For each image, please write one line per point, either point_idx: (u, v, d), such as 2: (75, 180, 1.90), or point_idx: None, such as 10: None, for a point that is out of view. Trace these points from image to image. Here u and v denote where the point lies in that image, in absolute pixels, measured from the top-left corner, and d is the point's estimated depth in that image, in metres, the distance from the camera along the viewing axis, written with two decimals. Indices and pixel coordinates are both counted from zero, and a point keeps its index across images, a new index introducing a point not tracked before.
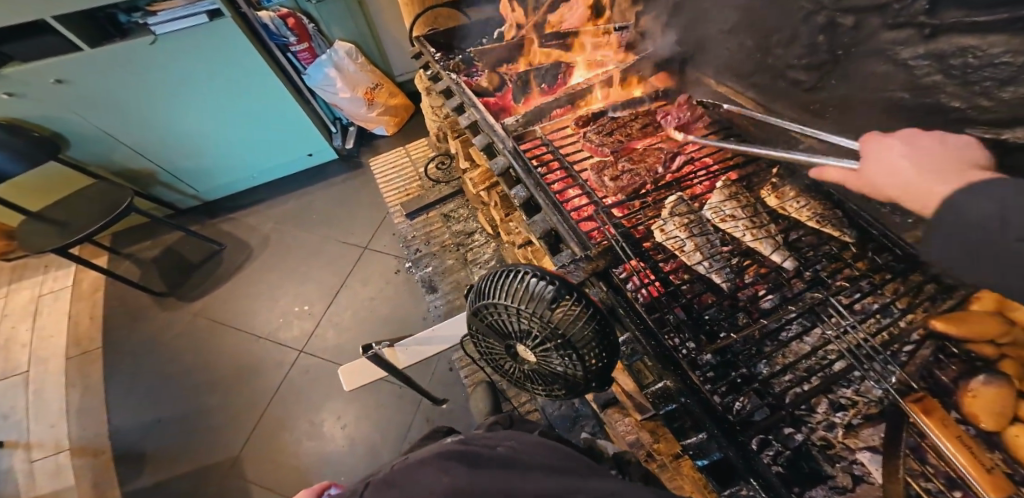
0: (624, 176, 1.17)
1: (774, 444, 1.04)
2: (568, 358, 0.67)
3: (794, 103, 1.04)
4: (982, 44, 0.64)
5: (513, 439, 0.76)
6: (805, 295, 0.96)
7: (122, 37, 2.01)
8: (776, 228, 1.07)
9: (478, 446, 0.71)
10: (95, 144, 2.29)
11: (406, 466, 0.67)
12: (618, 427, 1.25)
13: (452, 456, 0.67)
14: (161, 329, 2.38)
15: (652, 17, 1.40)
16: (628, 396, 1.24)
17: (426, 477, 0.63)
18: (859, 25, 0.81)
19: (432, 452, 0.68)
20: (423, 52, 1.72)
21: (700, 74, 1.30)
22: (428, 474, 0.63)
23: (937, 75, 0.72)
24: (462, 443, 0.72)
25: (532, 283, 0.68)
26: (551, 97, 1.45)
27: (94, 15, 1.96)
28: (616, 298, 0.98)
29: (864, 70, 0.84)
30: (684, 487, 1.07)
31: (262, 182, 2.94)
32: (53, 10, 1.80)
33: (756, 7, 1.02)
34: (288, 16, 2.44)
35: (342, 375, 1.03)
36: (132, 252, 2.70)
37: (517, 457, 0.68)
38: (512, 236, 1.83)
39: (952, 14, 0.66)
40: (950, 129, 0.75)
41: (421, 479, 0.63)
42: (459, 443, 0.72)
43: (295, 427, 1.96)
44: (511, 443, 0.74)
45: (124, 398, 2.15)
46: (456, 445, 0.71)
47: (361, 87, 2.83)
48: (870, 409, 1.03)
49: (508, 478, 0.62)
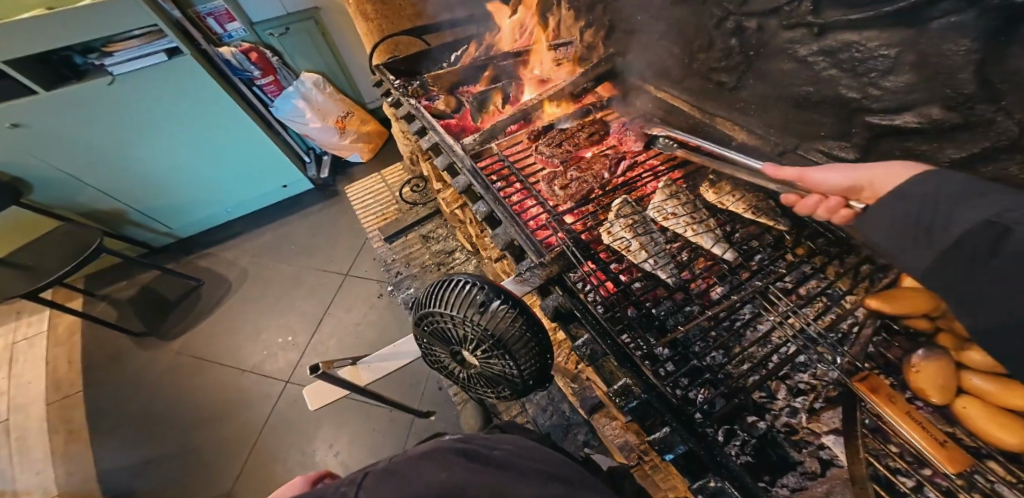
0: (573, 183, 1.23)
1: (739, 433, 1.06)
2: (504, 359, 0.70)
3: (723, 103, 1.11)
4: (861, 39, 0.70)
5: (511, 441, 0.75)
6: (749, 284, 1.00)
7: (79, 78, 2.05)
8: (716, 222, 1.12)
9: (478, 445, 0.71)
10: (61, 187, 2.31)
11: (405, 458, 0.66)
12: (606, 431, 1.23)
13: (451, 452, 0.68)
14: (142, 370, 2.34)
15: (593, 32, 1.48)
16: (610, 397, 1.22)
17: (427, 470, 0.63)
18: (762, 27, 0.88)
19: (431, 447, 0.69)
20: (383, 79, 1.77)
21: (640, 81, 1.37)
22: (429, 471, 0.63)
23: (832, 69, 0.78)
24: (460, 441, 0.71)
25: (467, 289, 0.71)
26: (507, 114, 1.52)
27: (49, 60, 2.01)
28: (571, 301, 1.00)
29: (774, 69, 0.91)
30: (678, 487, 1.06)
31: (237, 216, 2.97)
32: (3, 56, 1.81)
33: (677, 18, 1.10)
34: (251, 51, 2.50)
35: (309, 396, 1.01)
36: (108, 294, 2.68)
37: (513, 461, 0.68)
38: (488, 251, 1.86)
39: (833, 13, 0.72)
40: (853, 118, 0.81)
41: (425, 471, 0.63)
42: (457, 441, 0.73)
43: (288, 458, 1.92)
44: (508, 445, 0.72)
45: (103, 442, 2.10)
46: (453, 443, 0.71)
47: (331, 116, 2.91)
48: (830, 392, 1.05)
49: (502, 479, 0.63)
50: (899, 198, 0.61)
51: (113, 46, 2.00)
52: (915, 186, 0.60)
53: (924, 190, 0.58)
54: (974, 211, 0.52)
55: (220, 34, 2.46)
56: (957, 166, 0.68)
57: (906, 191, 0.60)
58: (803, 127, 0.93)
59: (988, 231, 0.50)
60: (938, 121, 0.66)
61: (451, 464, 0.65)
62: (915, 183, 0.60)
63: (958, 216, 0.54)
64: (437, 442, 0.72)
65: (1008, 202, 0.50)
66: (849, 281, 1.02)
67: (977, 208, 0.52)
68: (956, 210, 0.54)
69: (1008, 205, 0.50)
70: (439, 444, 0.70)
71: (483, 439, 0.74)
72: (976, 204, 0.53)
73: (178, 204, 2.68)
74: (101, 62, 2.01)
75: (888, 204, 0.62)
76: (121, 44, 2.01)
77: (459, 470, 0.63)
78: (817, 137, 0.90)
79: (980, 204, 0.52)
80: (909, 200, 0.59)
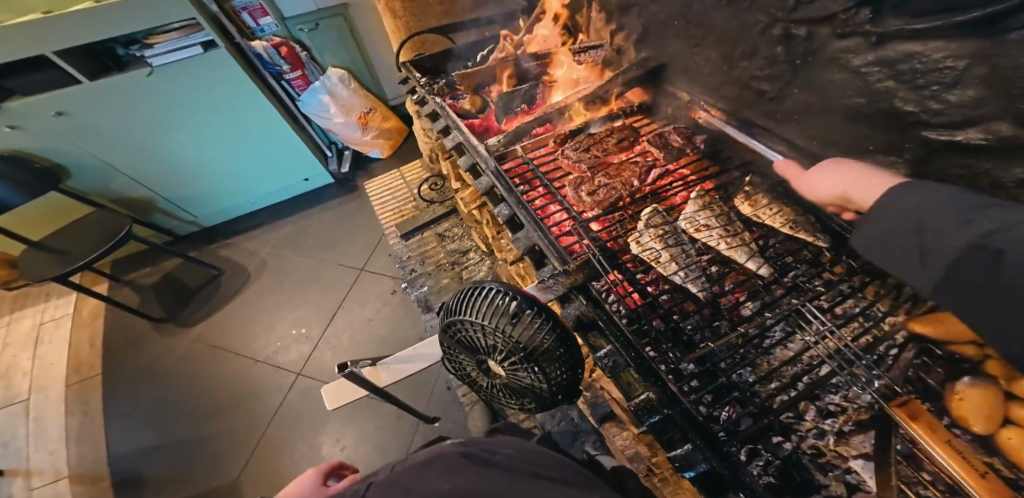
0: (600, 190, 1.21)
1: (763, 454, 1.01)
2: (534, 372, 0.68)
3: (762, 113, 1.07)
4: (925, 49, 0.66)
5: (511, 446, 0.76)
6: (783, 301, 0.96)
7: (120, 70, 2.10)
8: (751, 235, 1.08)
9: (479, 450, 0.72)
10: (95, 174, 2.37)
11: (410, 469, 0.66)
12: (616, 441, 1.20)
13: (456, 456, 0.68)
14: (160, 356, 2.39)
15: (625, 35, 1.45)
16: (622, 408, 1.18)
17: (431, 480, 0.63)
18: (811, 35, 0.84)
19: (431, 453, 0.69)
20: (410, 76, 1.79)
21: (673, 86, 1.33)
22: (432, 475, 0.65)
23: (888, 81, 0.74)
24: (461, 445, 0.72)
25: (497, 298, 0.70)
26: (532, 116, 1.49)
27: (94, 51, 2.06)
28: (596, 311, 0.97)
29: (823, 79, 0.87)
30: None
31: (259, 207, 3.02)
32: (49, 47, 1.86)
33: (716, 24, 1.07)
34: (281, 45, 2.54)
35: (327, 394, 1.02)
36: (131, 279, 2.75)
37: (516, 465, 0.69)
38: (504, 253, 1.83)
39: (895, 21, 0.68)
40: (910, 131, 0.76)
41: (427, 476, 0.64)
42: (457, 444, 0.73)
43: (295, 450, 1.93)
44: (509, 450, 0.74)
45: (119, 425, 2.14)
46: (454, 447, 0.72)
47: (355, 112, 2.93)
48: (861, 415, 1.01)
49: (507, 481, 0.64)
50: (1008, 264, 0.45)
51: (153, 38, 2.04)
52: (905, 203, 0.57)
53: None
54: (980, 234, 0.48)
55: (253, 28, 2.49)
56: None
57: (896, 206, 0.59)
58: (850, 140, 0.89)
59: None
60: (1005, 138, 0.61)
61: (456, 469, 0.65)
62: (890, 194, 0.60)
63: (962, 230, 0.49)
64: (438, 447, 0.72)
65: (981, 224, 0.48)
66: (889, 302, 0.98)
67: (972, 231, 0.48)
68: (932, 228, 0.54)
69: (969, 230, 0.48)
70: (440, 448, 0.70)
71: (485, 443, 0.76)
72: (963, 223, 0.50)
73: (203, 195, 2.74)
74: (142, 54, 2.05)
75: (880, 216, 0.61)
76: (161, 36, 2.05)
77: (466, 477, 0.64)
78: (866, 150, 0.86)
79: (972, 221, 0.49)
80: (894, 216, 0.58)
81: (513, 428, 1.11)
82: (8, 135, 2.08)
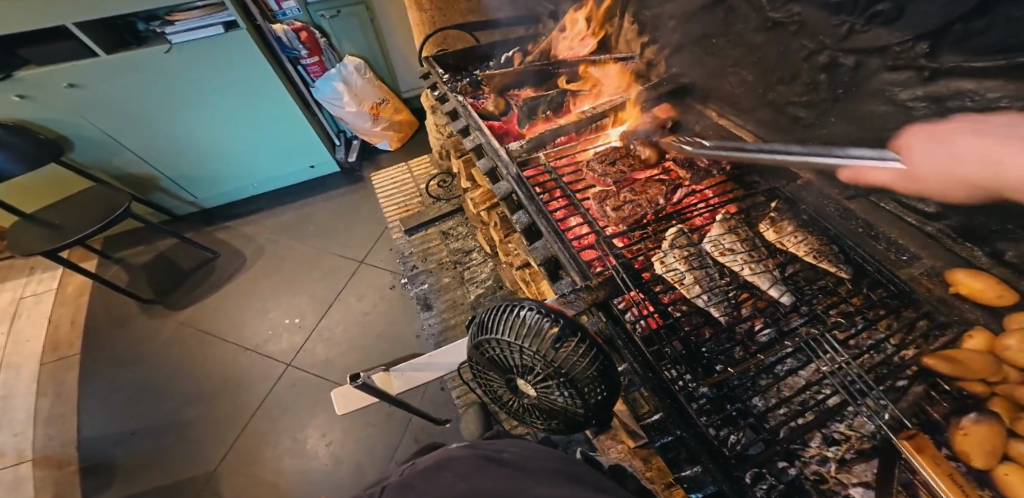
0: (626, 206, 1.19)
1: (767, 477, 0.89)
2: (569, 395, 0.67)
3: (793, 139, 1.08)
4: (979, 89, 0.66)
5: (518, 446, 0.75)
6: (800, 329, 0.96)
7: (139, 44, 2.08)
8: (774, 262, 1.08)
9: (488, 451, 0.71)
10: (98, 147, 2.32)
11: (419, 471, 0.68)
12: (610, 453, 1.19)
13: (467, 458, 0.69)
14: (145, 337, 2.31)
15: (656, 48, 1.45)
16: (622, 422, 1.17)
17: (443, 479, 0.65)
18: (859, 66, 0.84)
19: (442, 457, 0.70)
20: (432, 72, 1.77)
21: (703, 105, 1.33)
22: (444, 479, 0.65)
23: (932, 116, 0.74)
24: (470, 448, 0.72)
25: (534, 318, 0.67)
26: (557, 124, 1.46)
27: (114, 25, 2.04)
28: (614, 329, 0.94)
29: (864, 111, 0.87)
30: None
31: (261, 193, 2.96)
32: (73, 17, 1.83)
33: (756, 45, 1.06)
34: (301, 30, 2.51)
35: (335, 400, 0.98)
36: (122, 257, 2.68)
37: (523, 463, 0.68)
38: (511, 257, 1.80)
39: (951, 58, 0.69)
40: None
41: (439, 479, 0.65)
42: (466, 448, 0.72)
43: (279, 441, 1.88)
44: (516, 448, 0.74)
45: (96, 408, 2.07)
46: (464, 451, 0.71)
47: (367, 102, 2.89)
48: (864, 445, 0.90)
49: (517, 480, 0.63)
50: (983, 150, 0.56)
51: (175, 16, 2.01)
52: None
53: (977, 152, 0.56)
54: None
55: (275, 12, 2.46)
56: None
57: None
58: None
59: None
60: None
61: (468, 471, 0.66)
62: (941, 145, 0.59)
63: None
64: (447, 450, 0.72)
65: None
66: (900, 337, 0.96)
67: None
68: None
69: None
70: (449, 453, 0.71)
71: (490, 443, 0.75)
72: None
73: (206, 176, 2.68)
74: (163, 30, 2.03)
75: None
76: (183, 14, 2.02)
77: (476, 478, 0.64)
78: (897, 186, 0.87)
79: None
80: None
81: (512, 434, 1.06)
82: (14, 104, 2.02)
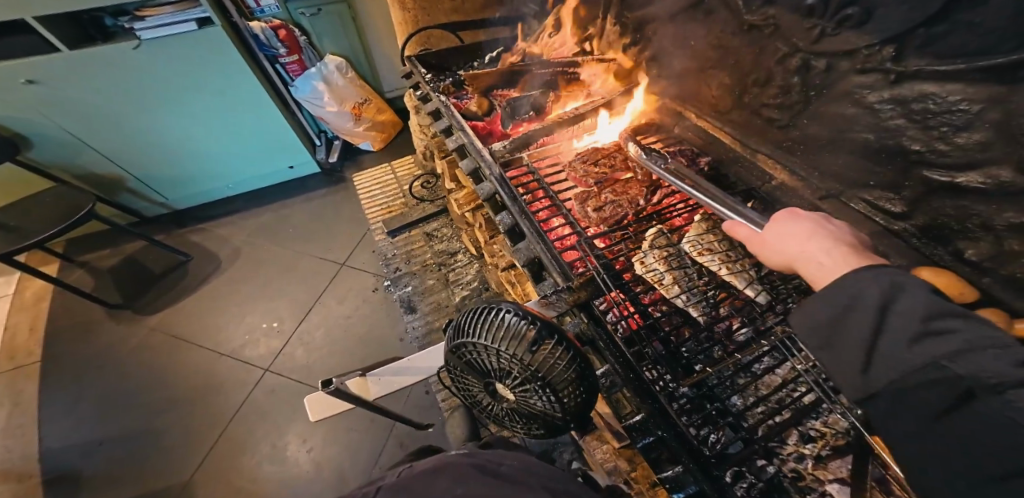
0: (607, 206, 1.20)
1: (747, 475, 0.89)
2: (548, 399, 0.66)
3: (768, 140, 1.11)
4: (941, 91, 0.70)
5: (514, 456, 0.75)
6: (776, 328, 0.95)
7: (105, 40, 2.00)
8: (751, 262, 1.07)
9: (483, 460, 0.71)
10: (60, 147, 2.21)
11: (417, 474, 0.69)
12: (595, 455, 1.14)
13: (467, 466, 0.69)
14: (111, 344, 2.21)
15: (637, 49, 1.47)
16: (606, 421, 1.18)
17: (441, 485, 0.66)
18: (830, 68, 0.87)
19: (440, 462, 0.70)
20: (414, 72, 1.77)
21: (682, 107, 1.35)
22: (442, 485, 0.66)
23: (899, 118, 0.78)
24: (468, 455, 0.72)
25: (511, 321, 0.67)
26: (539, 125, 1.47)
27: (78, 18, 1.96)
28: (596, 330, 0.93)
29: (834, 112, 0.90)
30: None
31: (236, 193, 2.87)
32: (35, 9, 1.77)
33: (732, 49, 1.09)
34: (280, 28, 2.44)
35: (309, 405, 0.95)
36: (87, 261, 2.56)
37: (519, 475, 0.68)
38: (495, 259, 1.79)
39: (916, 61, 0.72)
40: (910, 170, 0.81)
41: (438, 485, 0.66)
42: (464, 455, 0.73)
43: (256, 449, 1.82)
44: (514, 460, 0.72)
45: (56, 419, 1.96)
46: (461, 458, 0.72)
47: (349, 102, 2.85)
48: (839, 441, 0.92)
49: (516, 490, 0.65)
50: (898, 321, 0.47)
51: (145, 11, 1.95)
52: (860, 280, 0.51)
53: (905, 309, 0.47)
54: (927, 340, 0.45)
55: (253, 8, 2.41)
56: (1012, 230, 0.68)
57: (845, 286, 0.52)
58: (849, 174, 0.93)
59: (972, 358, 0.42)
60: (1004, 183, 0.66)
61: (465, 478, 0.66)
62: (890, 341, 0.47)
63: (904, 330, 0.46)
64: (444, 456, 0.73)
65: (971, 332, 0.43)
66: None
67: (921, 335, 0.45)
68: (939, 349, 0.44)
69: (971, 339, 0.43)
70: (448, 459, 0.71)
71: (488, 453, 0.75)
72: (897, 298, 0.49)
73: (179, 176, 2.59)
74: (131, 25, 1.95)
75: (816, 296, 0.55)
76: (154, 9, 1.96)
77: (474, 485, 0.65)
78: (866, 186, 0.90)
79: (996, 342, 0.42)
80: (835, 295, 0.53)
81: (504, 442, 1.03)
82: None
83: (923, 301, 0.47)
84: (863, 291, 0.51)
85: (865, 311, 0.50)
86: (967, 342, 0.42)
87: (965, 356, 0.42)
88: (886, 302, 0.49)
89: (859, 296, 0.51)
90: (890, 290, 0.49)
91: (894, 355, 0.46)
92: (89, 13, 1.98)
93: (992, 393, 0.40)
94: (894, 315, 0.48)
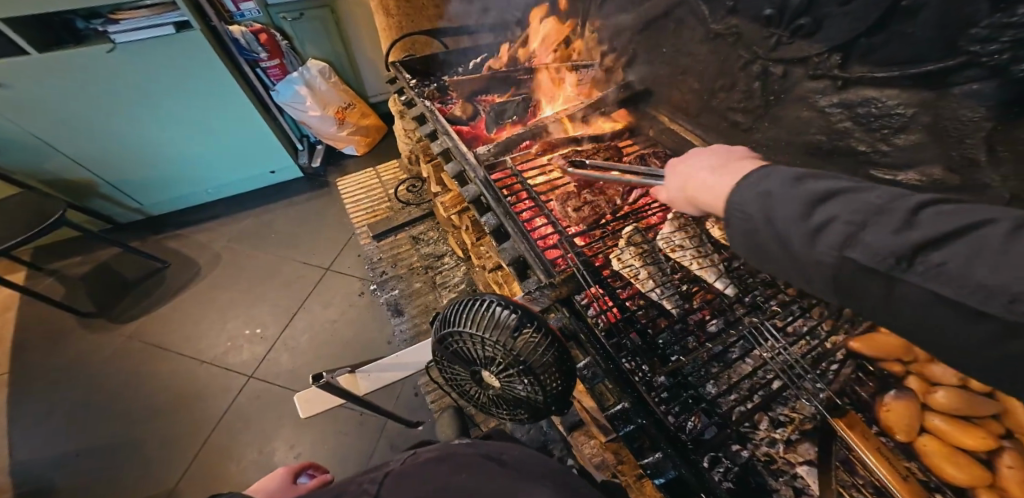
0: (586, 206, 1.27)
1: (724, 460, 0.95)
2: (530, 383, 0.70)
3: (733, 142, 1.18)
4: (881, 96, 0.79)
5: (516, 448, 0.79)
6: (744, 319, 1.01)
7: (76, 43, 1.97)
8: (720, 257, 1.14)
9: (488, 450, 0.75)
10: (29, 152, 2.16)
11: (421, 462, 0.73)
12: (584, 449, 1.21)
13: (473, 455, 0.73)
14: (83, 353, 2.15)
15: (613, 57, 1.54)
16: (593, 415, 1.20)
17: (444, 471, 0.69)
18: (786, 74, 0.95)
19: (445, 451, 0.74)
20: (398, 77, 1.80)
21: (656, 110, 1.42)
22: (445, 471, 0.69)
23: (847, 121, 0.86)
24: (473, 446, 0.76)
25: (495, 310, 0.71)
26: (522, 129, 1.52)
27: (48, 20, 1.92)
28: (577, 323, 0.97)
29: (791, 115, 0.98)
30: None
31: (216, 199, 2.83)
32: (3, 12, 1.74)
33: (700, 56, 1.17)
34: (261, 32, 2.43)
35: (299, 403, 0.98)
36: (57, 269, 2.49)
37: (519, 464, 0.72)
38: (482, 260, 1.83)
39: (859, 68, 0.81)
40: (859, 169, 0.88)
41: (442, 471, 0.69)
42: (468, 446, 0.77)
43: (242, 456, 1.79)
44: (514, 451, 0.77)
45: (24, 432, 1.89)
46: (467, 448, 0.76)
47: (331, 106, 2.84)
48: (806, 425, 0.99)
49: (513, 480, 0.67)
50: (781, 224, 0.47)
51: (120, 13, 1.92)
52: (740, 200, 0.52)
53: (785, 217, 0.47)
54: (817, 233, 0.44)
55: (233, 12, 2.39)
56: None
57: (733, 211, 0.53)
58: None
59: (870, 247, 0.40)
60: (937, 181, 0.75)
61: (470, 466, 0.70)
62: (796, 247, 0.46)
63: (792, 233, 0.46)
64: (450, 447, 0.77)
65: (848, 209, 0.43)
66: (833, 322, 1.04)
67: (811, 232, 0.45)
68: (831, 242, 0.43)
69: (852, 219, 0.42)
70: (455, 448, 0.75)
71: (491, 444, 0.79)
72: (772, 202, 0.49)
73: (156, 181, 2.54)
74: (106, 29, 1.92)
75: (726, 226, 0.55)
76: (129, 13, 1.93)
77: (477, 473, 0.68)
78: None
79: (883, 212, 0.41)
80: (732, 227, 0.53)
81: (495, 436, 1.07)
82: None
83: (796, 195, 0.47)
84: (747, 212, 0.51)
85: (756, 226, 0.50)
86: (849, 225, 0.42)
87: (855, 237, 0.41)
88: (767, 213, 0.49)
89: (748, 215, 0.51)
90: (765, 201, 0.49)
91: (804, 253, 0.46)
92: (60, 16, 1.95)
93: (902, 269, 0.38)
94: (777, 222, 0.48)
